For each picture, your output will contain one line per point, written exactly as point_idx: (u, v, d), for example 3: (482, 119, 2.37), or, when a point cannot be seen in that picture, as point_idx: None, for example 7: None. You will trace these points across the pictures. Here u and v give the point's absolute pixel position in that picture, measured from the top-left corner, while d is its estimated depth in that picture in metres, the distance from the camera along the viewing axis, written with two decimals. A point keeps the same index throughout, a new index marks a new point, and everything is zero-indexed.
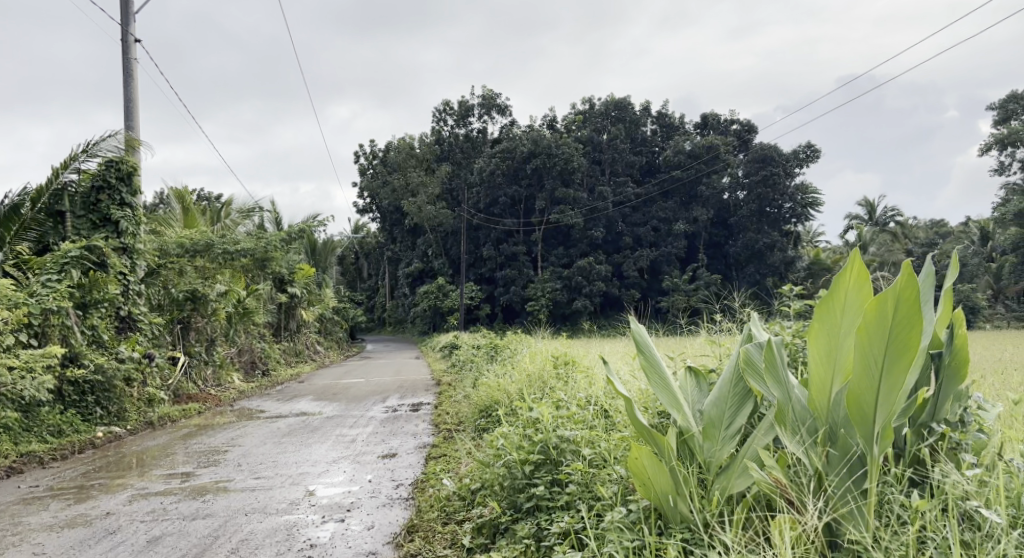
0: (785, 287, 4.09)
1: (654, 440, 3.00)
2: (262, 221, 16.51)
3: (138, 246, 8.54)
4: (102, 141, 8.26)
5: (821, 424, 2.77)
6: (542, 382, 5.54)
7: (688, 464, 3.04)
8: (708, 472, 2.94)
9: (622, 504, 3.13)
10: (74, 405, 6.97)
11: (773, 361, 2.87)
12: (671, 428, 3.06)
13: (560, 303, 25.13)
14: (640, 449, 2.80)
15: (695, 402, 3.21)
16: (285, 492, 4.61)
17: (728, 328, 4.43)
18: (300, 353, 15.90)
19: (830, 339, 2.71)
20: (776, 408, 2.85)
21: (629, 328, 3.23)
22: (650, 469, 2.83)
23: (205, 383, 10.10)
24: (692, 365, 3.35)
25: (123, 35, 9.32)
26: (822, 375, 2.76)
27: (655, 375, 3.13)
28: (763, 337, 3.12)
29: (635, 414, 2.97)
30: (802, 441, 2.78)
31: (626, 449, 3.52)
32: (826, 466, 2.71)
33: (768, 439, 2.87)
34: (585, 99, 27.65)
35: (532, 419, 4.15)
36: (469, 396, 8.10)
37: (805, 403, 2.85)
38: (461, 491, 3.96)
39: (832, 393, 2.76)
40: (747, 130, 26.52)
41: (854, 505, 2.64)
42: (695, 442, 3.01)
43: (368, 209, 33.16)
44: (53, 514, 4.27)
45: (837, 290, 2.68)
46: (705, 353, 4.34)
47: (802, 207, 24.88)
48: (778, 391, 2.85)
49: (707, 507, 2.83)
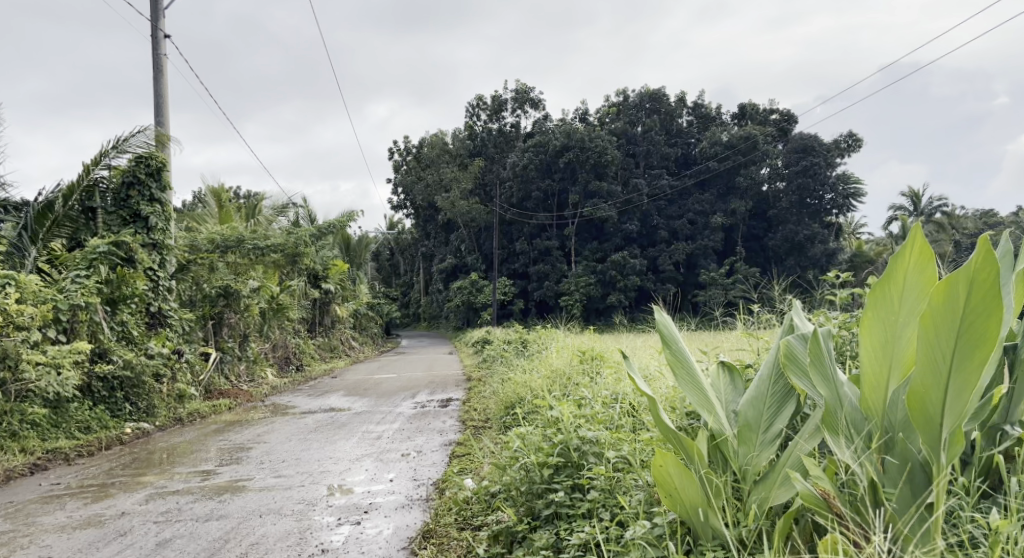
0: (829, 274, 3.80)
1: (682, 443, 2.75)
2: (296, 217, 16.57)
3: (168, 242, 8.45)
4: (133, 137, 8.18)
5: (875, 428, 2.49)
6: (567, 377, 5.33)
7: (721, 472, 2.77)
8: (745, 481, 2.67)
9: (647, 516, 2.90)
10: (104, 401, 6.91)
11: (819, 355, 2.59)
12: (702, 432, 2.81)
13: (595, 298, 24.84)
14: (665, 457, 2.55)
15: (729, 400, 2.95)
16: (303, 492, 4.46)
17: (767, 319, 4.13)
18: (335, 348, 15.86)
19: (884, 333, 2.44)
20: (824, 410, 2.57)
21: (654, 318, 2.97)
22: (677, 479, 2.57)
23: (238, 379, 10.06)
24: (725, 359, 3.09)
25: (154, 30, 9.30)
26: (877, 372, 2.48)
27: (685, 372, 2.89)
28: (803, 328, 2.84)
29: (660, 415, 2.71)
30: (852, 448, 2.50)
31: (653, 451, 3.30)
32: (881, 476, 2.43)
33: (812, 445, 2.61)
34: (618, 91, 27.28)
35: (553, 418, 3.93)
36: (498, 392, 7.89)
37: (856, 404, 2.57)
38: (480, 495, 3.77)
39: (889, 391, 2.48)
40: (786, 120, 25.75)
41: (921, 524, 2.35)
42: (730, 448, 2.75)
43: (402, 205, 33.22)
44: (68, 514, 4.18)
45: (895, 272, 2.39)
46: (741, 348, 4.09)
47: (844, 198, 24.03)
48: (825, 390, 2.58)
49: (744, 522, 2.56)
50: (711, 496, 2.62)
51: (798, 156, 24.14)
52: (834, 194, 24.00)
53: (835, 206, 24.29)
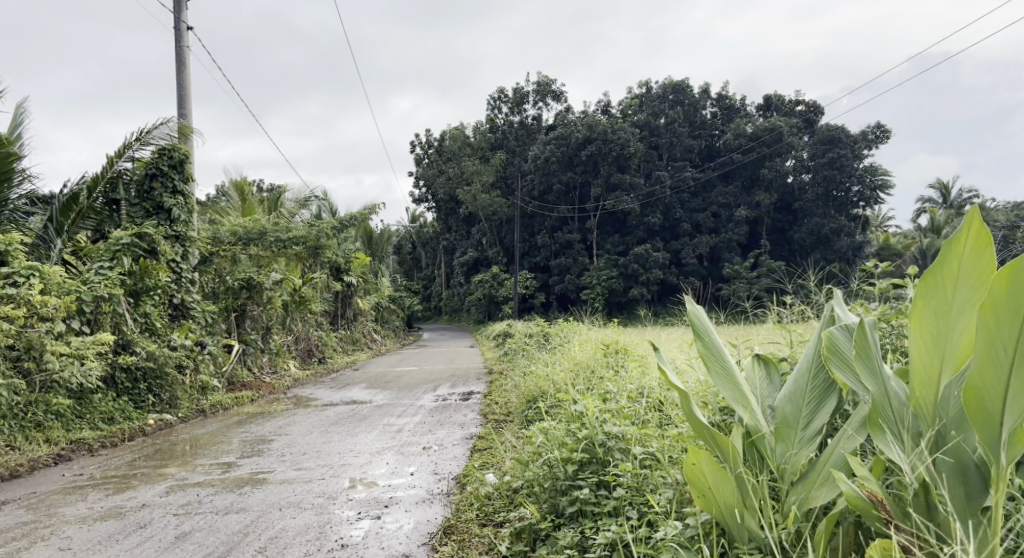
0: (867, 264, 3.66)
1: (716, 440, 2.63)
2: (318, 210, 16.59)
3: (191, 234, 8.48)
4: (155, 128, 8.18)
5: (926, 425, 2.36)
6: (590, 370, 5.24)
7: (757, 471, 2.66)
8: (783, 481, 2.55)
9: (677, 518, 2.80)
10: (127, 392, 6.94)
11: (865, 347, 2.45)
12: (737, 428, 2.69)
13: (617, 291, 24.71)
14: (699, 455, 2.44)
15: (765, 395, 2.83)
16: (324, 485, 4.41)
17: (803, 311, 3.98)
18: (357, 341, 15.88)
19: (934, 324, 2.31)
20: (871, 406, 2.44)
21: (685, 309, 2.86)
22: (712, 479, 2.46)
23: (261, 370, 10.04)
24: (760, 352, 2.97)
25: (176, 22, 9.30)
26: (927, 364, 2.35)
27: (718, 366, 2.78)
28: (844, 319, 2.71)
29: (692, 411, 2.60)
30: (901, 445, 2.37)
31: (682, 449, 3.20)
32: (933, 476, 2.30)
33: (857, 444, 2.48)
34: (641, 83, 27.01)
35: (577, 413, 3.84)
36: (520, 385, 7.80)
37: (905, 400, 2.44)
38: (502, 490, 3.70)
39: (941, 385, 2.35)
40: (812, 111, 25.34)
41: (977, 527, 2.23)
42: (766, 445, 2.64)
43: (424, 198, 33.22)
44: (89, 506, 4.17)
45: (950, 258, 2.26)
46: (772, 342, 3.96)
47: (872, 190, 23.48)
48: (872, 384, 2.43)
49: (783, 524, 2.45)
50: (746, 497, 2.51)
51: (825, 148, 23.73)
52: (861, 185, 23.45)
53: (863, 198, 23.70)
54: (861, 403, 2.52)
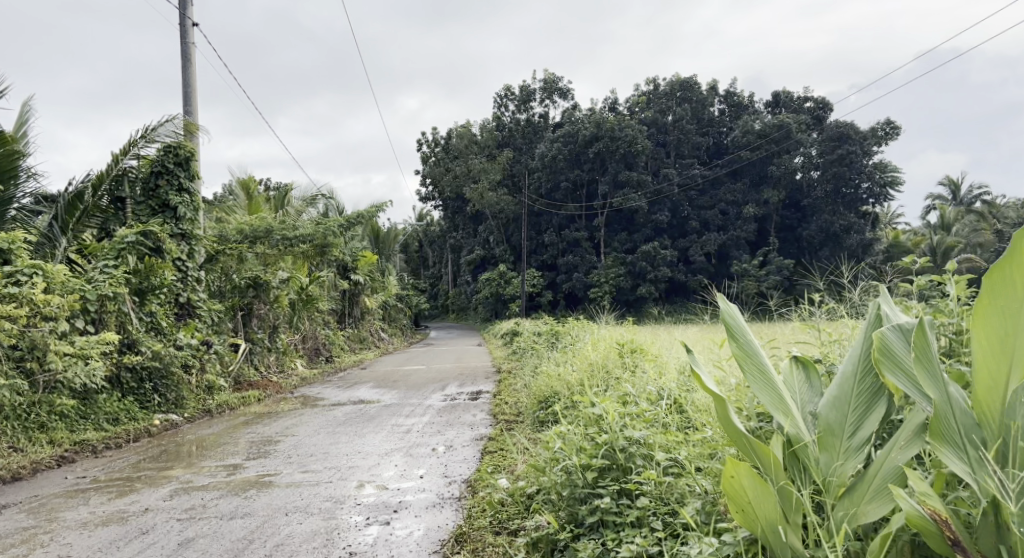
0: (903, 259, 3.47)
1: (755, 450, 2.46)
2: (325, 208, 16.49)
3: (197, 232, 8.38)
4: (161, 126, 8.06)
5: (992, 436, 2.14)
6: (605, 371, 5.11)
7: (798, 483, 2.50)
8: (828, 495, 2.38)
9: (708, 531, 2.69)
10: (132, 392, 6.84)
11: (925, 351, 2.24)
12: (775, 436, 2.53)
13: (624, 290, 24.59)
14: (739, 467, 2.28)
15: (806, 401, 2.66)
16: (332, 489, 4.30)
17: (833, 309, 3.81)
18: (364, 339, 15.79)
19: (1003, 326, 2.09)
20: (931, 414, 2.22)
21: (719, 308, 2.67)
22: (752, 493, 2.30)
23: (268, 370, 9.94)
24: (797, 354, 2.79)
25: (182, 19, 9.20)
26: (993, 367, 2.13)
27: (755, 371, 2.60)
28: (894, 317, 2.49)
29: (730, 419, 2.44)
30: (965, 457, 2.16)
31: (708, 457, 3.10)
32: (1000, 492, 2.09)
33: (912, 454, 2.29)
34: (648, 80, 26.82)
35: (594, 417, 3.72)
36: (530, 385, 7.68)
37: (967, 406, 2.22)
38: (515, 496, 3.58)
39: (1007, 392, 2.12)
40: (821, 107, 25.10)
41: None
42: (809, 456, 2.47)
43: (430, 196, 33.08)
44: (91, 510, 4.06)
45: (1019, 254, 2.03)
46: (801, 342, 3.83)
47: (882, 187, 23.29)
48: (935, 392, 2.21)
49: (833, 542, 2.28)
50: (787, 510, 2.36)
51: (833, 144, 23.47)
52: (871, 182, 23.25)
53: (872, 195, 23.50)
54: (917, 411, 2.32)
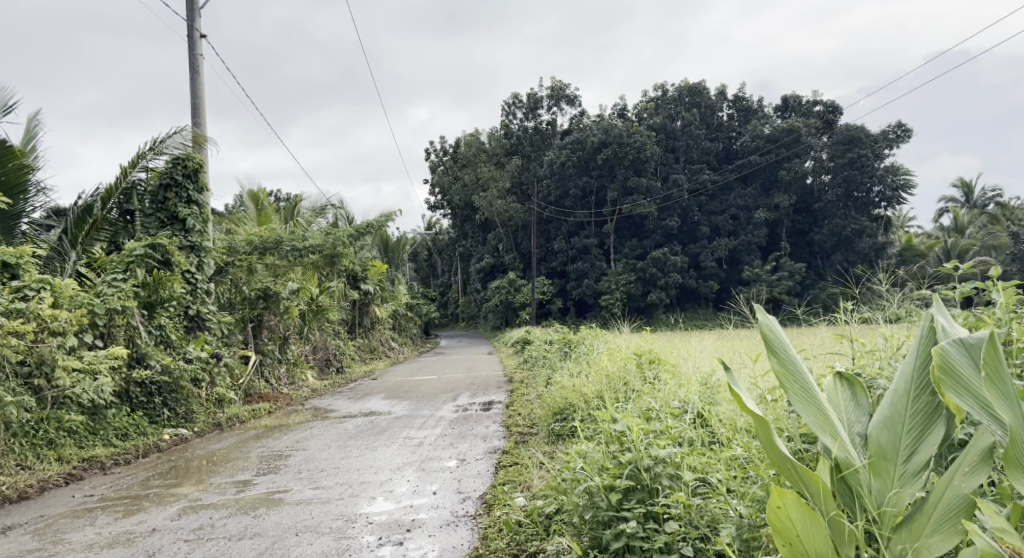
0: (946, 266, 3.31)
1: (801, 476, 2.32)
2: (334, 218, 16.42)
3: (206, 244, 8.29)
4: (168, 137, 7.99)
5: None
6: (623, 381, 4.99)
7: (847, 510, 2.37)
8: (883, 527, 2.26)
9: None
10: (142, 407, 6.75)
11: (996, 368, 2.04)
12: (822, 460, 2.39)
13: (635, 296, 24.41)
14: (785, 497, 2.16)
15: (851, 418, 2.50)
16: (343, 506, 4.18)
17: (866, 317, 3.69)
18: (374, 349, 15.68)
19: None
20: (1006, 444, 2.04)
21: (759, 319, 2.47)
22: (800, 525, 2.17)
23: (279, 382, 9.85)
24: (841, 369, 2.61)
25: (188, 30, 9.17)
26: None
27: (799, 389, 2.42)
28: (952, 327, 2.29)
29: (774, 442, 2.29)
30: None
31: (741, 480, 2.99)
32: None
33: (978, 481, 2.14)
34: (656, 86, 26.71)
35: (616, 433, 3.60)
36: (543, 396, 7.56)
37: None
38: (533, 518, 3.48)
39: None
40: (831, 111, 24.92)
41: None
42: (860, 481, 2.34)
43: (439, 205, 33.00)
44: (97, 531, 3.96)
45: None
46: (833, 354, 3.70)
47: (893, 190, 23.04)
48: (1008, 415, 2.02)
49: None
50: (837, 542, 2.24)
51: (843, 148, 23.24)
52: (882, 186, 23.00)
53: (884, 199, 23.23)
54: (984, 433, 2.14)
